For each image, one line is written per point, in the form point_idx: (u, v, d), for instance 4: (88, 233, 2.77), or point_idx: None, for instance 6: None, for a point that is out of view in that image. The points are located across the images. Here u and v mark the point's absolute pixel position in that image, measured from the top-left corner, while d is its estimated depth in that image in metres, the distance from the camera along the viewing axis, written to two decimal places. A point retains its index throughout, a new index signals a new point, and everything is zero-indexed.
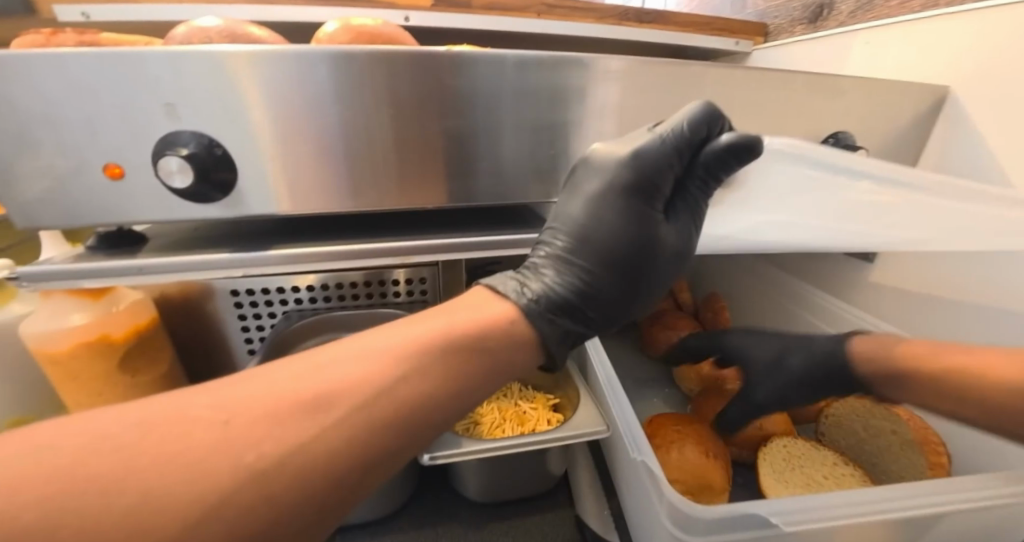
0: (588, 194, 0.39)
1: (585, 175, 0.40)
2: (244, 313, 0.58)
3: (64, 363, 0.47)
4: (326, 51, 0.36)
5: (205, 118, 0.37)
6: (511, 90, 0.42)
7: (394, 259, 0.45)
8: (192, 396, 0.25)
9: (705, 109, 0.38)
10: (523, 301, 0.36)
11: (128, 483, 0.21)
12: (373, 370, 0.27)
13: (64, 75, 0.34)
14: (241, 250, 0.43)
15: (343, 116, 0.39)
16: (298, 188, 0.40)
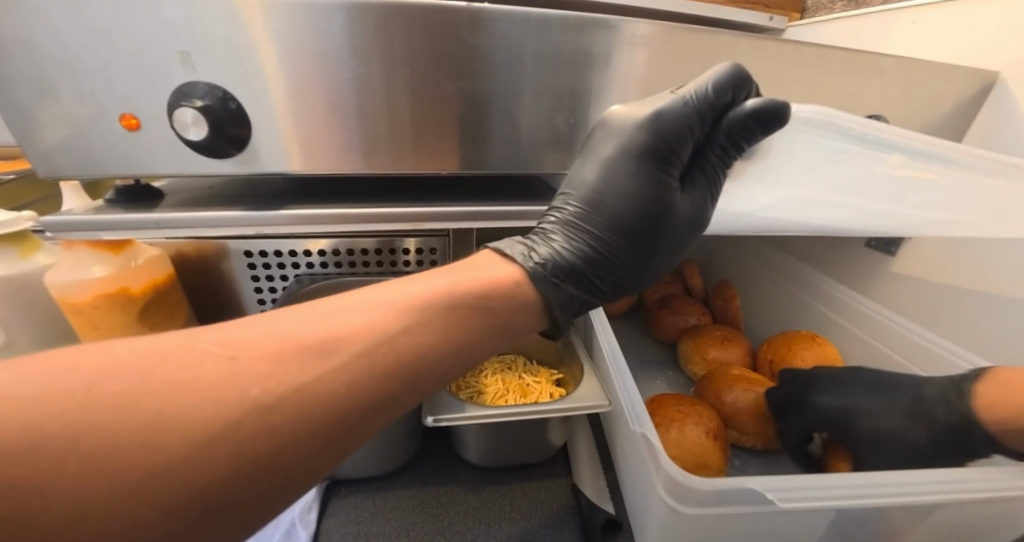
0: (602, 159, 0.38)
1: (601, 140, 0.39)
2: (257, 274, 0.59)
3: (85, 313, 0.48)
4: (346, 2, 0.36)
5: (220, 67, 0.36)
6: (533, 51, 0.41)
7: (404, 225, 0.45)
8: (201, 336, 0.25)
9: (731, 73, 0.36)
10: (529, 265, 0.36)
11: (137, 411, 0.22)
12: (377, 321, 0.28)
13: (82, 17, 0.34)
14: (254, 208, 0.44)
15: (360, 73, 0.38)
16: (312, 146, 0.40)
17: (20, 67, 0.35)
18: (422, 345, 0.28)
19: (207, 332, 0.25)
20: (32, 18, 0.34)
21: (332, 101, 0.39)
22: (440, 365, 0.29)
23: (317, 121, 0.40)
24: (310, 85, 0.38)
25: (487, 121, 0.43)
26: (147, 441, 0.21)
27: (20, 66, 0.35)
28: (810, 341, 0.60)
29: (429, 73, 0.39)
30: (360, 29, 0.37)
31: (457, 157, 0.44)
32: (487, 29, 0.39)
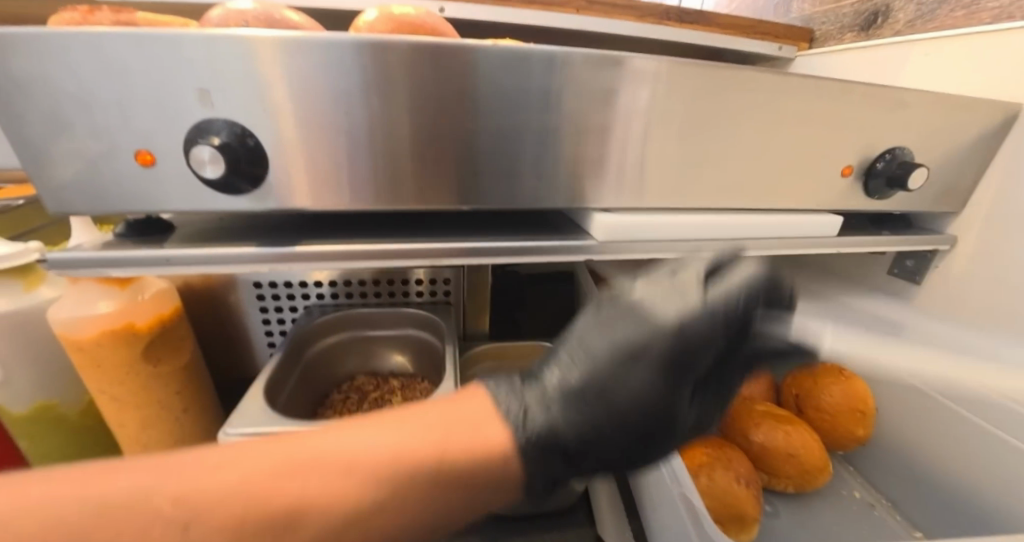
0: (614, 331, 0.36)
1: (613, 313, 0.37)
2: (266, 305, 0.58)
3: (88, 352, 0.46)
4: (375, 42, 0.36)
5: (238, 106, 0.36)
6: (537, 92, 0.40)
7: (424, 261, 0.44)
8: (174, 470, 0.29)
9: (764, 280, 0.38)
10: (518, 434, 0.33)
11: (228, 504, 0.27)
12: (341, 490, 0.29)
13: (99, 56, 0.34)
14: (269, 243, 0.42)
15: (386, 111, 0.38)
16: (336, 183, 0.40)
17: (36, 104, 0.35)
18: (423, 494, 0.30)
19: (267, 444, 0.30)
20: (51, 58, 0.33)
21: (349, 138, 0.38)
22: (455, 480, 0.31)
23: (333, 159, 0.39)
24: (329, 124, 0.37)
25: (504, 155, 0.42)
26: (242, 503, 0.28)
27: (33, 104, 0.35)
28: (837, 376, 0.57)
29: (447, 112, 0.39)
30: (378, 70, 0.36)
31: (474, 193, 0.43)
32: (504, 69, 0.39)
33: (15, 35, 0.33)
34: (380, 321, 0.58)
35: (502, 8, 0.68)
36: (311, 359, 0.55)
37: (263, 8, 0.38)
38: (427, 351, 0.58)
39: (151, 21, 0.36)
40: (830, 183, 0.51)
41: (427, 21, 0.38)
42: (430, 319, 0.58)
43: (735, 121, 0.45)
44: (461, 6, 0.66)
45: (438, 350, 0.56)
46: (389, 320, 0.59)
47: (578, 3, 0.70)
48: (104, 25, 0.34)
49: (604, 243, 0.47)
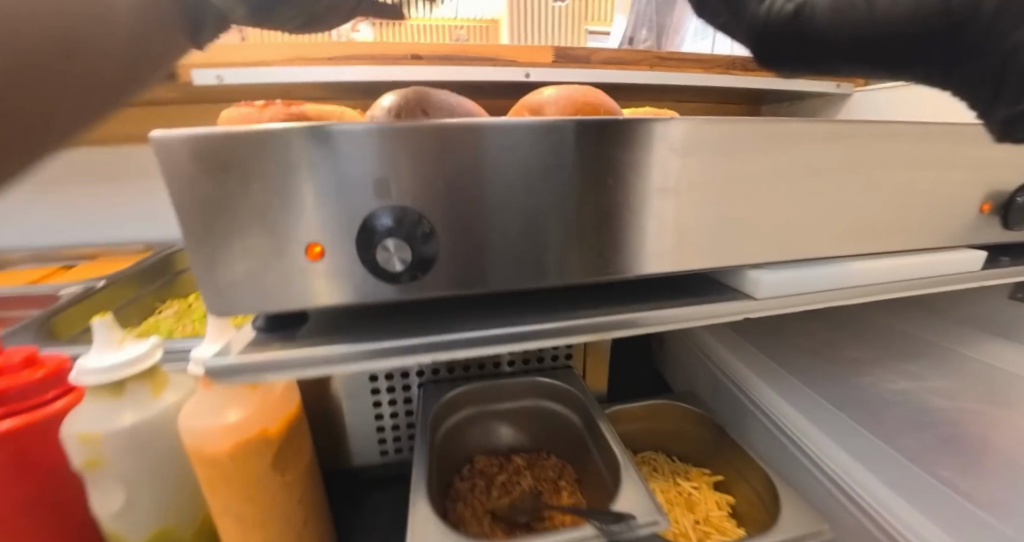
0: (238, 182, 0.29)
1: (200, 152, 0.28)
2: (379, 387, 0.56)
3: (219, 467, 0.41)
4: (563, 123, 0.35)
5: (422, 193, 0.33)
6: (653, 159, 0.38)
7: (592, 335, 0.41)
8: None
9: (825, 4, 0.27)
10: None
11: None
12: None
13: (284, 152, 0.31)
14: (428, 329, 0.38)
15: (567, 185, 0.36)
16: (509, 261, 0.37)
17: (207, 203, 0.31)
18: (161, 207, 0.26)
19: None
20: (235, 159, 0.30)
21: (518, 219, 0.36)
22: (31, 38, 0.18)
23: (501, 241, 0.36)
24: (500, 204, 0.35)
25: (664, 224, 0.40)
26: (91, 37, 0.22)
27: (207, 208, 0.31)
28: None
29: (610, 183, 0.37)
30: (551, 146, 0.35)
31: (632, 262, 0.40)
32: (668, 138, 0.37)
33: (201, 136, 0.29)
34: (505, 393, 0.56)
35: (584, 69, 0.72)
36: (442, 440, 0.52)
37: (425, 96, 0.38)
38: (556, 421, 0.55)
39: (324, 116, 0.35)
40: (956, 222, 0.51)
41: (591, 103, 0.39)
42: (559, 387, 0.55)
43: (874, 169, 0.45)
44: (546, 70, 0.71)
45: (574, 419, 0.53)
46: (514, 392, 0.56)
47: (652, 60, 0.74)
48: (279, 118, 0.35)
49: (763, 299, 0.45)
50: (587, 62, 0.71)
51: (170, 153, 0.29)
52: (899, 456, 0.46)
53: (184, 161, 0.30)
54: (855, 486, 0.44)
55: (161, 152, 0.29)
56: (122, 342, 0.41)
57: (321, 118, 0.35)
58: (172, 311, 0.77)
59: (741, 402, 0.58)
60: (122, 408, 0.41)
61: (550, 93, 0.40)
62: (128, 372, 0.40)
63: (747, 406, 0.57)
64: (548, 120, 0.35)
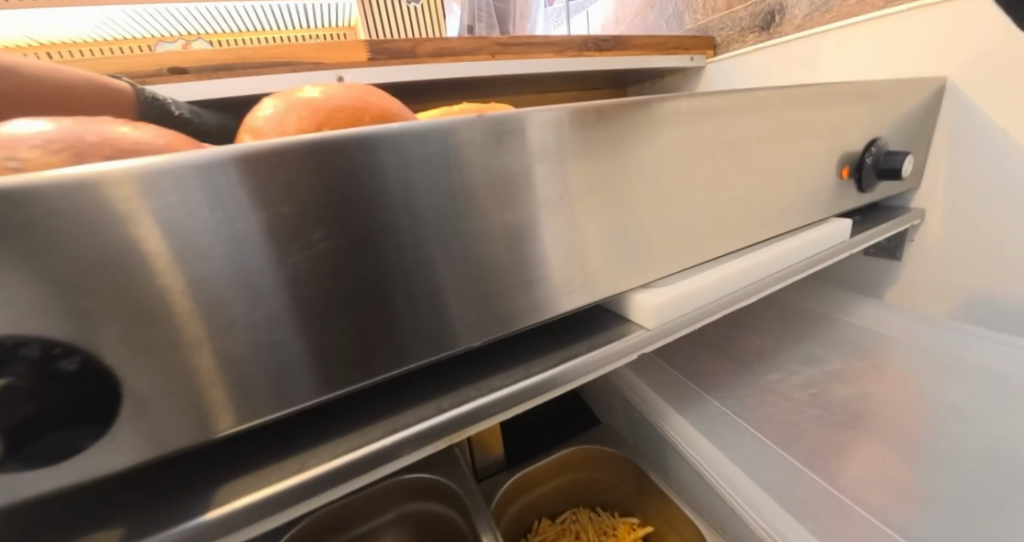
0: None
1: None
2: None
3: None
4: (320, 141, 0.20)
5: (63, 311, 0.17)
6: (479, 178, 0.25)
7: (443, 444, 0.28)
8: None
9: None
10: None
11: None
12: None
13: (41, 219, 0.16)
14: (141, 521, 0.22)
15: (349, 243, 0.22)
16: (263, 380, 0.22)
17: None
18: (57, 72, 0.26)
19: None
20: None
21: (255, 316, 0.21)
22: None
23: (233, 359, 0.21)
24: (211, 301, 0.20)
25: (508, 270, 0.27)
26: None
27: None
28: None
29: (411, 224, 0.23)
30: (297, 185, 0.20)
31: (475, 330, 0.27)
32: (474, 143, 0.24)
33: None
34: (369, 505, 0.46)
35: (412, 65, 0.59)
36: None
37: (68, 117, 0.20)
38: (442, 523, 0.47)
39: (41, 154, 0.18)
40: (827, 193, 0.46)
41: (365, 105, 0.25)
42: (440, 483, 0.46)
43: (741, 150, 0.37)
44: (364, 71, 0.57)
45: (462, 523, 0.44)
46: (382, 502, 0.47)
47: (493, 47, 0.63)
48: None
49: (657, 328, 0.35)
50: (413, 57, 0.58)
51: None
52: (805, 470, 0.39)
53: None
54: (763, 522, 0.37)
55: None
56: None
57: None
58: None
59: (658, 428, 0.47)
60: None
61: (298, 91, 0.25)
62: None
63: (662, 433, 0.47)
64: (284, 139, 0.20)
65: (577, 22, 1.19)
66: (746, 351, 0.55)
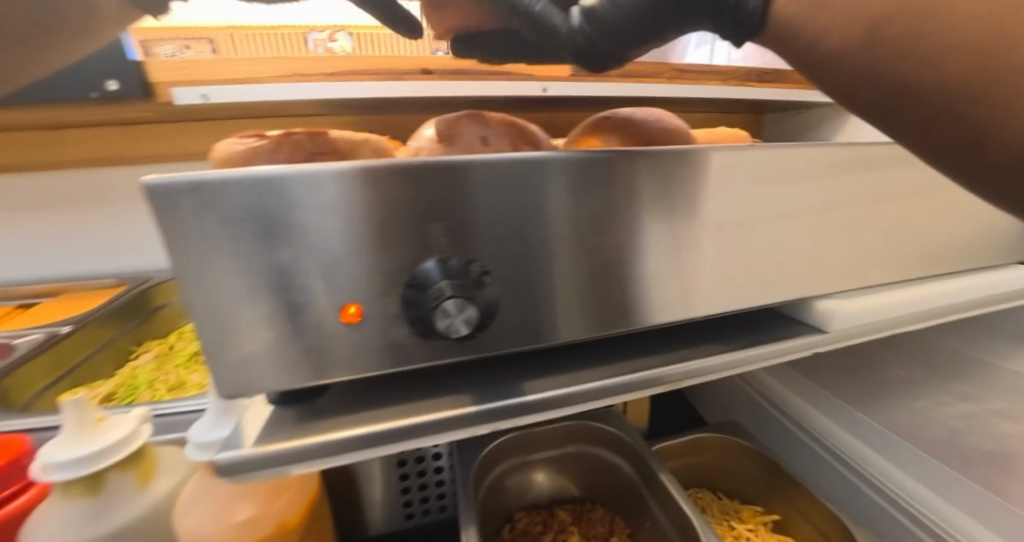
0: (246, 203, 0.23)
1: (207, 201, 0.23)
2: (408, 484, 0.51)
3: None
4: (647, 154, 0.30)
5: (499, 244, 0.28)
6: (738, 189, 0.33)
7: (664, 388, 0.36)
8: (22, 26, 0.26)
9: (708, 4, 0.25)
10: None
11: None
12: None
13: (280, 195, 0.23)
14: (481, 393, 0.32)
15: (648, 225, 0.31)
16: (578, 312, 0.31)
17: (224, 270, 0.24)
18: None
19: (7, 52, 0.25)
20: (218, 209, 0.23)
21: (586, 266, 0.30)
22: None
23: (565, 294, 0.31)
24: (570, 250, 0.30)
25: (742, 262, 0.35)
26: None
27: (269, 270, 0.24)
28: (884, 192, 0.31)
29: (531, 234, 0.29)
30: (442, 192, 0.26)
31: (570, 328, 0.31)
32: (746, 164, 0.33)
33: (233, 194, 0.23)
34: (545, 440, 0.53)
35: (601, 83, 0.68)
36: (488, 490, 0.49)
37: (483, 116, 0.30)
38: (609, 470, 0.52)
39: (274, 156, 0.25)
40: (1010, 239, 0.48)
41: (664, 127, 0.33)
42: (617, 437, 0.51)
43: (937, 192, 0.42)
44: (564, 84, 0.67)
45: (625, 468, 0.51)
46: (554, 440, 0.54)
47: (669, 73, 0.72)
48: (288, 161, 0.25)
49: (834, 333, 0.40)
50: (604, 75, 0.68)
51: (155, 201, 0.22)
52: (968, 483, 0.42)
53: (171, 211, 0.22)
54: (915, 504, 0.43)
55: (148, 201, 0.22)
56: (96, 425, 0.33)
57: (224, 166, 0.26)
58: (151, 356, 0.72)
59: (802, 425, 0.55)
60: (95, 514, 0.33)
61: (612, 114, 0.34)
62: (99, 465, 0.32)
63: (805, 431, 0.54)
64: (439, 158, 0.26)
65: None
66: (890, 380, 0.58)
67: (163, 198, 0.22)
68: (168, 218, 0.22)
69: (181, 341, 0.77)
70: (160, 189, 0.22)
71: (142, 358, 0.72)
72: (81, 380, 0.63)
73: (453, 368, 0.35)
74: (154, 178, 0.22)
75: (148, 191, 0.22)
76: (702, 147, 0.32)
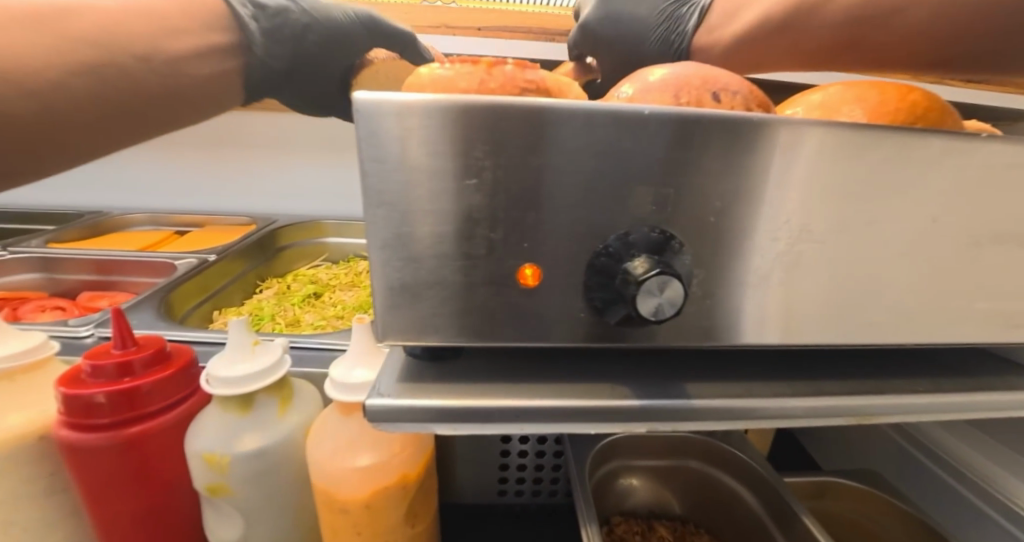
0: (445, 134, 0.22)
1: (406, 126, 0.22)
2: (508, 461, 0.49)
3: (353, 514, 0.34)
4: (895, 132, 0.24)
5: (697, 217, 0.24)
6: (999, 191, 0.26)
7: (851, 420, 0.30)
8: None
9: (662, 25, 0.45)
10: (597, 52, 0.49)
11: None
12: None
13: (488, 133, 0.22)
14: (643, 387, 0.28)
15: (874, 218, 0.26)
16: (765, 310, 0.27)
17: (410, 202, 0.23)
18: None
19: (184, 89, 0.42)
20: (416, 136, 0.22)
21: (789, 257, 0.26)
22: None
23: (757, 286, 0.26)
24: (775, 235, 0.25)
25: (979, 282, 0.28)
26: (122, 40, 0.38)
27: (453, 208, 0.23)
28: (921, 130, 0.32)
29: (732, 211, 0.25)
30: (651, 147, 0.23)
31: (751, 330, 0.27)
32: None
33: (434, 123, 0.22)
34: (654, 448, 0.49)
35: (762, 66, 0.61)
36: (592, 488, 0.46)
37: (708, 67, 0.25)
38: (727, 497, 0.47)
39: (476, 78, 0.22)
40: None
41: (920, 105, 0.26)
42: (743, 463, 0.46)
43: None
44: None
45: (746, 495, 0.45)
46: (663, 449, 0.50)
47: None
48: (487, 89, 0.22)
49: None
50: None
51: (360, 119, 0.22)
52: None
53: (372, 132, 0.22)
54: None
55: (354, 119, 0.22)
56: (255, 348, 0.35)
57: (417, 89, 0.24)
58: (272, 293, 0.78)
59: (950, 466, 0.50)
60: (246, 429, 0.34)
61: (847, 84, 0.28)
62: (258, 384, 0.34)
63: (953, 471, 0.49)
64: (659, 108, 0.22)
65: None
66: None
67: (368, 117, 0.22)
68: (369, 140, 0.22)
69: (297, 282, 0.82)
70: (369, 110, 0.21)
71: (264, 294, 0.77)
72: (220, 304, 0.69)
73: (603, 355, 0.31)
74: (365, 96, 0.22)
75: (359, 110, 0.21)
76: (974, 137, 0.25)
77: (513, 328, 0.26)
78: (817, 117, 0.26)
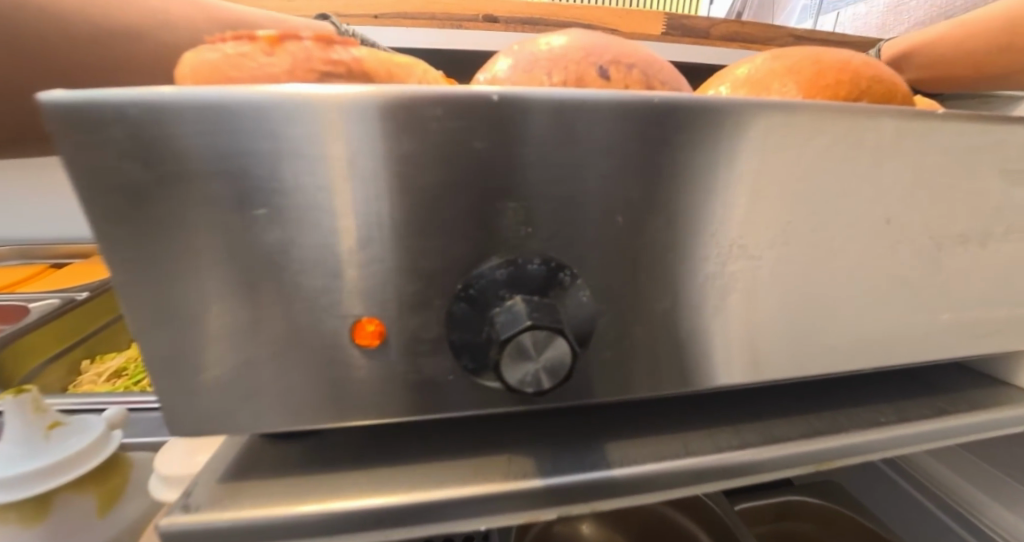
0: (208, 142, 0.14)
1: (141, 132, 0.14)
2: None
3: None
4: (839, 112, 0.19)
5: (596, 236, 0.18)
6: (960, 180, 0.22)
7: (811, 468, 0.24)
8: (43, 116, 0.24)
9: None
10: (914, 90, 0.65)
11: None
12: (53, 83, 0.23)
13: (272, 137, 0.15)
14: (553, 456, 0.22)
15: (821, 224, 0.20)
16: (700, 347, 0.21)
17: (172, 248, 0.15)
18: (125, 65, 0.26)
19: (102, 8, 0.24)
20: (161, 148, 0.14)
21: (721, 280, 0.20)
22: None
23: (684, 319, 0.20)
24: (702, 252, 0.19)
25: (944, 291, 0.23)
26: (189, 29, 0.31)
27: (236, 248, 0.16)
28: None
29: (644, 225, 0.18)
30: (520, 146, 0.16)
31: (684, 374, 0.21)
32: (1004, 146, 0.22)
33: (185, 125, 0.14)
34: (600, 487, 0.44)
35: None
36: None
37: (598, 36, 0.19)
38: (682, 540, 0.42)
39: (254, 62, 0.16)
40: None
41: (864, 76, 0.21)
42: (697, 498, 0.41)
43: None
44: None
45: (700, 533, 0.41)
46: None
47: None
48: (275, 76, 0.15)
49: None
50: None
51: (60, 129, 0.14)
52: None
53: (87, 147, 0.14)
54: None
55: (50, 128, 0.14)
56: (50, 433, 0.29)
57: (181, 82, 0.16)
58: None
59: (931, 492, 0.48)
60: None
61: (774, 54, 0.23)
62: (54, 480, 0.28)
63: (934, 497, 0.48)
64: (531, 91, 0.16)
65: (825, 22, 1.10)
66: None
67: (70, 124, 0.14)
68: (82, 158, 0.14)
69: None
70: (72, 112, 0.14)
71: None
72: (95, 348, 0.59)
73: (508, 416, 0.25)
74: (63, 94, 0.14)
75: (56, 113, 0.14)
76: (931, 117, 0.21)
77: (361, 405, 0.18)
78: (745, 95, 0.21)
